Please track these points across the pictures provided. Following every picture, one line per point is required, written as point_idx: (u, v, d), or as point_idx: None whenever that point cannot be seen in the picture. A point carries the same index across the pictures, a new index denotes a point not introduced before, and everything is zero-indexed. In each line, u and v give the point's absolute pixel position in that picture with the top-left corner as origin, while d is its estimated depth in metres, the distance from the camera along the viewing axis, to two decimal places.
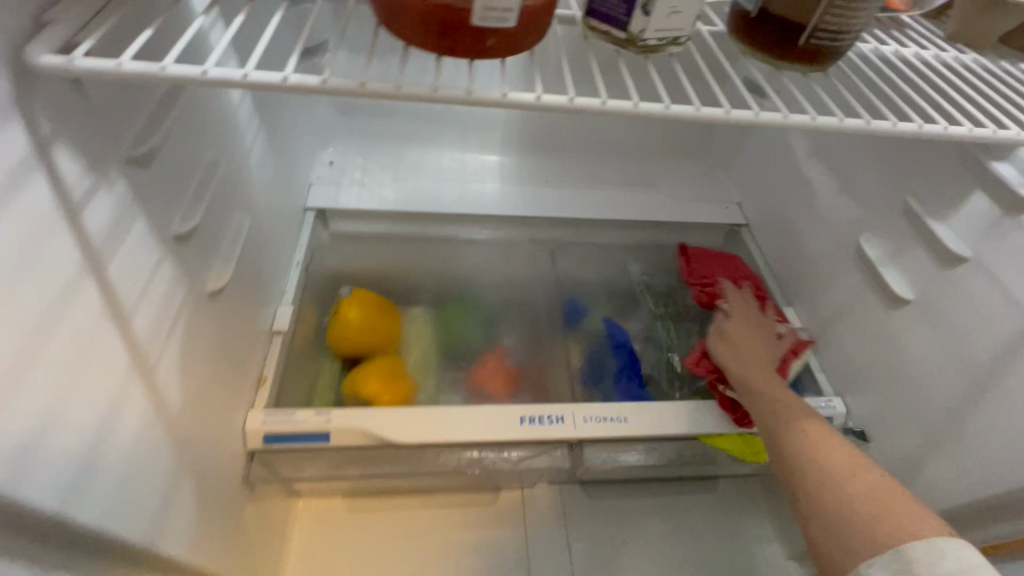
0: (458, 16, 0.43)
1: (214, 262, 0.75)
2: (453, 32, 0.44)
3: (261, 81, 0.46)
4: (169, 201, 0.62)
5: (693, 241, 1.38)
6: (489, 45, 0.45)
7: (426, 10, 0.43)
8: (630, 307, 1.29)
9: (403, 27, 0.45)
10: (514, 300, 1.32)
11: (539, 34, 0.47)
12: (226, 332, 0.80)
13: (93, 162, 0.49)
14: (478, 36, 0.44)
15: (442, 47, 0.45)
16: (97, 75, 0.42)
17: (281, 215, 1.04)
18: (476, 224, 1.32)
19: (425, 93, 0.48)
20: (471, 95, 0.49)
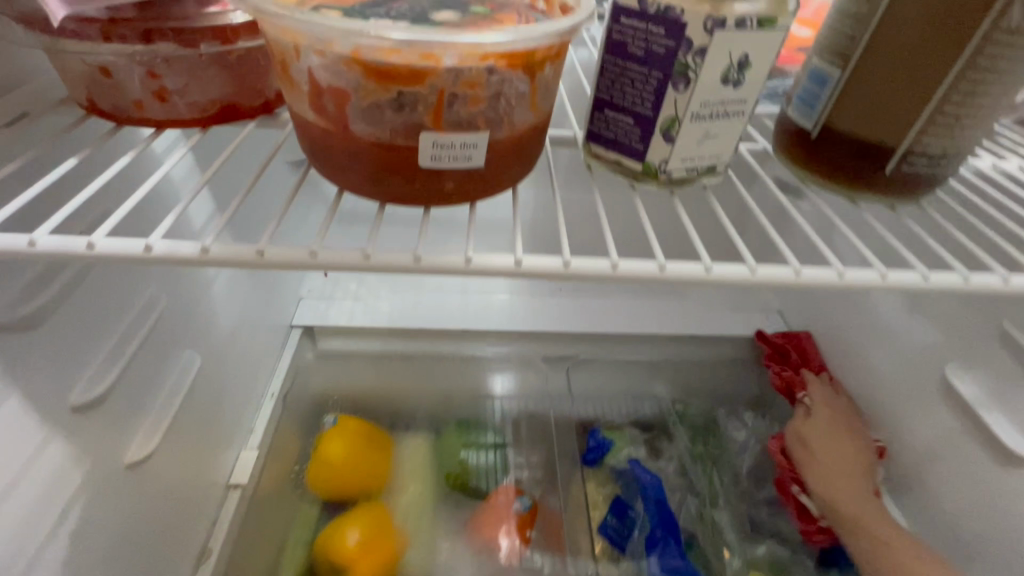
0: (404, 156, 0.38)
1: (140, 424, 0.61)
2: (403, 176, 0.39)
3: (106, 251, 0.39)
4: (74, 363, 0.49)
5: (733, 355, 1.17)
6: (449, 187, 0.40)
7: (366, 152, 0.38)
8: (665, 440, 1.09)
9: (345, 174, 0.40)
10: (526, 425, 1.13)
11: (514, 173, 0.42)
12: (151, 508, 0.64)
13: None
14: (435, 178, 0.39)
15: (394, 195, 0.40)
16: None
17: (255, 342, 0.92)
18: (483, 339, 1.16)
19: (358, 262, 0.42)
20: (420, 262, 0.43)
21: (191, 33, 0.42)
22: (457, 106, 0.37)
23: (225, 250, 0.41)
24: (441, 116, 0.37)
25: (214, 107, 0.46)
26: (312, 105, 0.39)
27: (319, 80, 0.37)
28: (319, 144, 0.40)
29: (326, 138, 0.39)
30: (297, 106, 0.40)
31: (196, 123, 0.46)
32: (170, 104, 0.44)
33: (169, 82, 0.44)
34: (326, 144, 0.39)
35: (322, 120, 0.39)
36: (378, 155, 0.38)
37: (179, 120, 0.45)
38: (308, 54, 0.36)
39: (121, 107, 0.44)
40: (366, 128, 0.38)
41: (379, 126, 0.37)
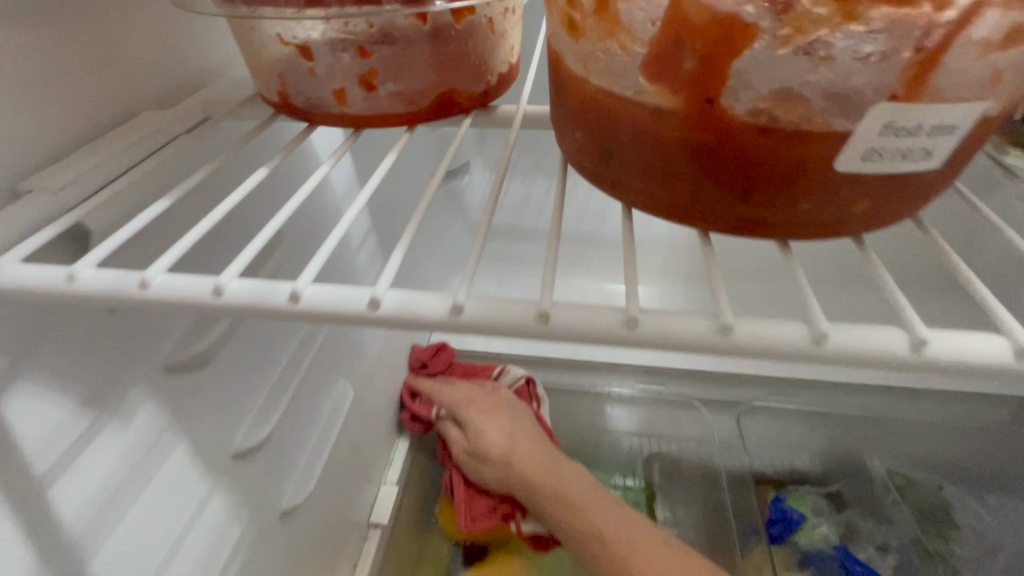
0: (799, 152, 0.23)
1: (296, 467, 0.53)
2: (780, 188, 0.24)
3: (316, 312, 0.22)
4: (239, 404, 0.43)
5: (970, 419, 0.88)
6: (849, 209, 0.24)
7: (718, 145, 0.24)
8: (875, 522, 0.85)
9: (671, 183, 0.26)
10: (661, 464, 0.97)
11: (935, 189, 0.25)
12: (301, 557, 0.57)
13: (97, 385, 0.30)
14: (830, 189, 0.24)
15: (748, 217, 0.25)
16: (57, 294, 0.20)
17: (394, 369, 0.83)
18: (626, 376, 1.01)
19: (704, 336, 0.23)
20: (826, 345, 0.23)
21: None
22: (966, 52, 0.21)
23: (487, 310, 0.23)
24: (928, 77, 0.21)
25: (429, 99, 0.29)
26: (652, 72, 0.24)
27: (693, 17, 0.22)
28: (637, 137, 0.25)
29: (663, 125, 0.24)
30: (614, 81, 0.25)
31: (404, 122, 0.29)
32: (376, 94, 0.28)
33: (382, 59, 0.28)
34: (654, 137, 0.25)
35: (660, 93, 0.24)
36: (756, 147, 0.23)
37: (384, 117, 0.29)
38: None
39: (303, 95, 0.28)
40: (750, 103, 0.22)
41: (767, 98, 0.22)
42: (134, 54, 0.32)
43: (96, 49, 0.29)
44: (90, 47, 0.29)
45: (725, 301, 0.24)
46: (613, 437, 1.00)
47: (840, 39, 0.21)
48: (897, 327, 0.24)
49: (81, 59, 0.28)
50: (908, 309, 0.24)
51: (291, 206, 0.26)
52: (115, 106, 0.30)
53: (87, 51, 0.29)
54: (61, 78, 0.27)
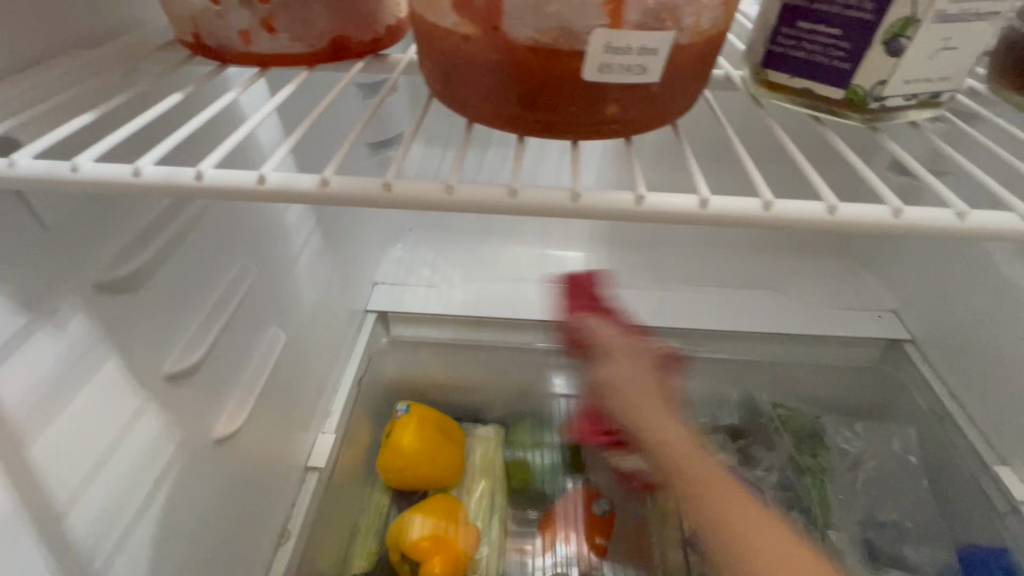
0: (565, 65, 0.26)
1: (228, 398, 0.58)
2: (564, 99, 0.26)
3: (219, 187, 0.24)
4: (168, 332, 0.47)
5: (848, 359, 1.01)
6: (608, 113, 0.27)
7: (514, 66, 0.26)
8: (764, 448, 0.97)
9: (482, 97, 0.28)
10: None
11: (684, 96, 0.29)
12: (237, 487, 0.62)
13: (29, 291, 0.35)
14: (594, 97, 0.26)
15: (539, 121, 0.27)
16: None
17: (330, 325, 0.88)
18: (556, 331, 1.07)
19: (498, 198, 0.27)
20: (580, 201, 0.28)
21: None
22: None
23: (349, 183, 0.26)
24: (621, 13, 0.25)
25: (325, 42, 0.34)
26: (458, 6, 0.27)
27: None
28: (455, 58, 0.28)
29: (471, 48, 0.27)
30: (434, 10, 0.28)
31: (304, 62, 0.35)
32: (277, 36, 0.33)
33: (281, 6, 0.33)
34: (465, 59, 0.27)
35: (468, 26, 0.27)
36: (535, 62, 0.26)
37: (286, 56, 0.34)
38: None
39: (212, 37, 0.33)
40: (524, 30, 0.25)
41: (540, 26, 0.25)
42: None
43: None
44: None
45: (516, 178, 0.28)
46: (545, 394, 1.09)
47: None
48: (624, 193, 0.29)
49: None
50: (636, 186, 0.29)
51: (196, 121, 0.30)
52: (33, 44, 0.34)
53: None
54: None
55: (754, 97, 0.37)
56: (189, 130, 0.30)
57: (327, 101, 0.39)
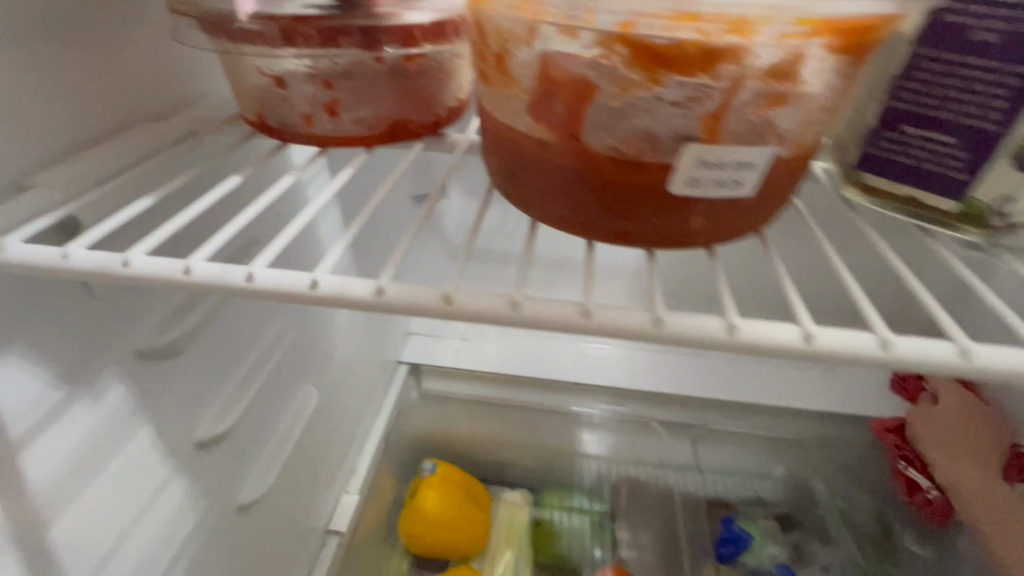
0: (646, 176, 0.25)
1: (256, 462, 0.56)
2: (644, 207, 0.25)
3: (268, 290, 0.23)
4: (202, 397, 0.46)
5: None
6: (691, 225, 0.26)
7: (590, 171, 0.25)
8: (819, 544, 0.90)
9: (552, 200, 0.27)
10: (626, 491, 0.98)
11: (772, 204, 0.27)
12: (253, 558, 0.58)
13: (70, 363, 0.34)
14: (679, 208, 0.25)
15: (616, 228, 0.26)
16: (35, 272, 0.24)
17: (362, 379, 0.87)
18: (591, 396, 1.03)
19: (570, 318, 0.24)
20: (662, 326, 0.26)
21: (377, 33, 0.31)
22: (751, 106, 0.24)
23: (402, 290, 0.24)
24: (719, 125, 0.23)
25: (384, 125, 0.33)
26: (534, 110, 0.26)
27: (556, 75, 0.25)
28: (527, 157, 0.27)
29: (548, 153, 0.26)
30: (507, 111, 0.27)
31: (363, 143, 0.33)
32: (340, 119, 0.33)
33: (345, 91, 0.32)
34: (540, 162, 0.26)
35: (540, 128, 0.26)
36: (618, 172, 0.25)
37: (345, 138, 0.33)
38: (547, 37, 0.24)
39: (276, 118, 0.33)
40: (603, 138, 0.25)
41: (622, 134, 0.24)
42: (125, 73, 0.35)
43: (86, 65, 0.33)
44: (82, 64, 0.32)
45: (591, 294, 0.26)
46: (578, 458, 1.02)
47: (671, 87, 0.23)
48: (715, 318, 0.26)
49: (74, 74, 0.32)
50: (731, 310, 0.27)
51: (254, 206, 0.29)
52: (103, 119, 0.34)
53: (82, 69, 0.32)
54: (54, 90, 0.31)
55: (843, 197, 0.38)
56: (246, 217, 0.29)
57: (382, 192, 0.36)
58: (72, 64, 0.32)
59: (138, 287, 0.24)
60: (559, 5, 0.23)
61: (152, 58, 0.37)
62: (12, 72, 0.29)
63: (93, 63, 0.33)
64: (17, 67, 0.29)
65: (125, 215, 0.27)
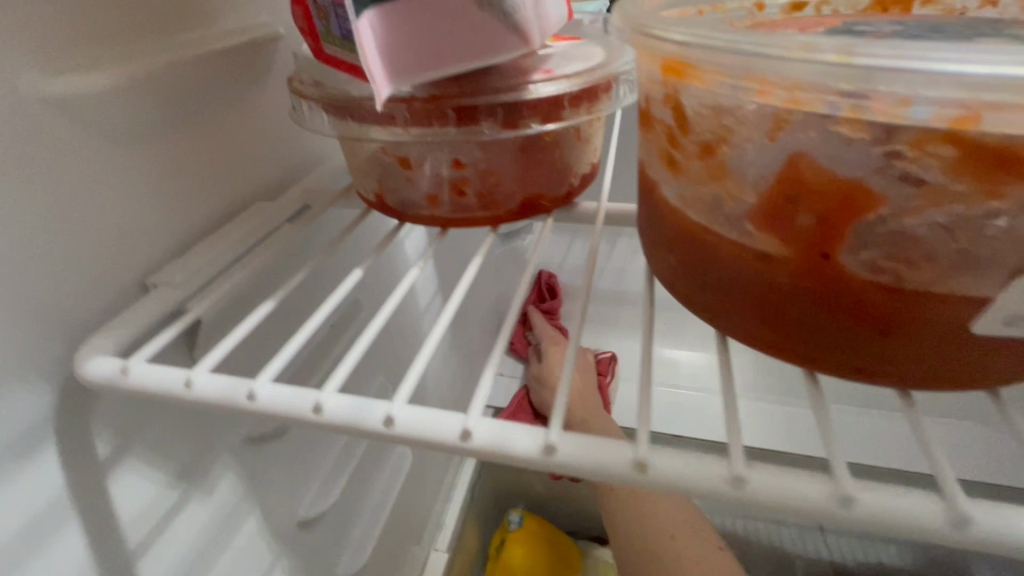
0: (923, 308, 0.19)
1: (355, 530, 0.53)
2: (909, 346, 0.20)
3: (412, 434, 0.19)
4: (306, 472, 0.44)
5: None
6: (981, 363, 0.20)
7: (835, 296, 0.20)
8: None
9: (769, 319, 0.22)
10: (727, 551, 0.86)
11: None
12: None
13: (186, 461, 0.32)
14: (963, 349, 0.20)
15: (858, 364, 0.21)
16: (153, 398, 0.22)
17: None
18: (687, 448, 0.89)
19: (821, 508, 0.18)
20: (968, 527, 0.17)
21: (519, 106, 0.27)
22: None
23: (581, 447, 0.19)
24: None
25: (515, 202, 0.30)
26: (765, 213, 0.21)
27: (809, 177, 0.19)
28: (737, 267, 0.22)
29: (773, 269, 0.21)
30: (715, 215, 0.23)
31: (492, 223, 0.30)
32: (467, 199, 0.29)
33: (476, 169, 0.29)
34: (762, 280, 0.22)
35: (768, 237, 0.21)
36: (879, 300, 0.20)
37: (470, 220, 0.30)
38: (809, 128, 0.19)
39: (403, 201, 0.30)
40: (866, 260, 0.19)
41: (896, 253, 0.19)
42: (242, 152, 0.34)
43: (202, 150, 0.31)
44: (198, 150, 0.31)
45: (839, 451, 0.19)
46: None
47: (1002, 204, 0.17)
48: (928, 492, 0.18)
49: (194, 161, 0.31)
50: (950, 470, 0.18)
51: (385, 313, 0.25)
52: (222, 203, 0.33)
53: (201, 153, 0.31)
54: (175, 179, 0.30)
55: None
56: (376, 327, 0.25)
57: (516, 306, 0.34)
58: (190, 151, 0.31)
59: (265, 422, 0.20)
60: (844, 91, 0.17)
61: (265, 133, 0.36)
62: (137, 167, 0.28)
63: (209, 147, 0.32)
64: (139, 162, 0.28)
65: (247, 322, 0.24)
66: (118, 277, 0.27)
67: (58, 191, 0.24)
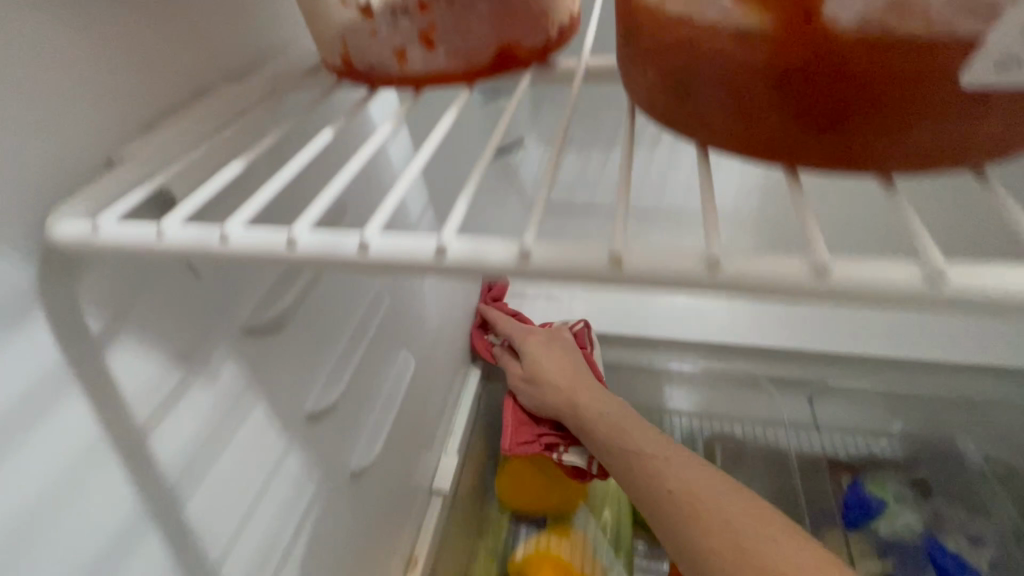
0: (897, 61, 0.19)
1: (364, 428, 0.56)
2: (884, 108, 0.20)
3: (389, 259, 0.19)
4: (308, 370, 0.45)
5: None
6: (953, 131, 0.20)
7: (812, 58, 0.20)
8: (965, 513, 0.80)
9: (744, 112, 0.22)
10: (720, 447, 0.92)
11: None
12: (368, 519, 0.59)
13: (184, 347, 0.32)
14: (935, 112, 0.20)
15: (843, 148, 0.21)
16: (127, 251, 0.21)
17: (452, 341, 0.85)
18: (682, 351, 0.94)
19: (798, 280, 0.18)
20: (942, 282, 0.17)
21: None
22: None
23: (558, 254, 0.19)
24: None
25: (488, 55, 0.28)
26: None
27: None
28: (713, 59, 0.21)
29: (751, 51, 0.20)
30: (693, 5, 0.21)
31: (465, 78, 0.28)
32: (436, 52, 0.28)
33: (442, 14, 0.27)
34: (734, 62, 0.21)
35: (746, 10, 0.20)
36: (866, 66, 0.19)
37: (441, 76, 0.28)
38: None
39: (367, 58, 0.28)
40: (854, 12, 0.18)
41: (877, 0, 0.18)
42: (199, 28, 0.32)
43: (153, 21, 0.29)
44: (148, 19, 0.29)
45: (818, 233, 0.18)
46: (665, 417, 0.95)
47: None
48: (909, 262, 0.18)
49: (146, 33, 0.29)
50: (931, 241, 0.18)
51: (360, 156, 0.25)
52: (185, 83, 0.31)
53: (153, 25, 0.29)
54: (128, 52, 0.28)
55: None
56: (349, 171, 0.24)
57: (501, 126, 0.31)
58: (139, 21, 0.29)
59: (242, 264, 0.20)
60: None
61: (220, 7, 0.34)
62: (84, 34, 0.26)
63: (160, 18, 0.30)
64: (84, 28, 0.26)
65: (216, 180, 0.24)
66: (82, 150, 0.26)
67: (2, 50, 0.23)
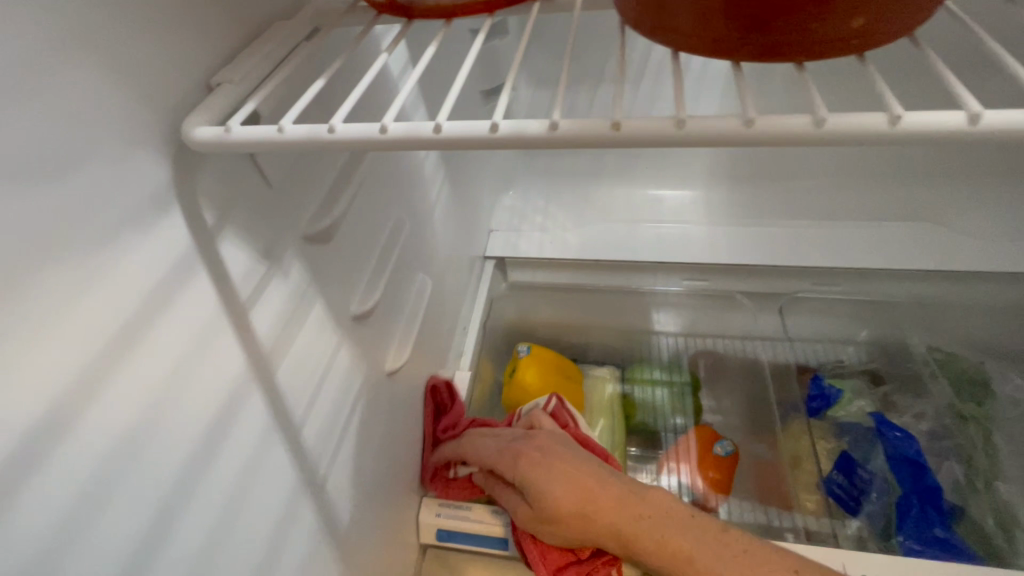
0: None
1: (394, 335, 0.65)
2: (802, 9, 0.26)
3: (456, 136, 0.27)
4: (351, 277, 0.53)
5: (998, 298, 0.91)
6: (852, 25, 0.27)
7: None
8: (912, 396, 0.90)
9: (702, 18, 0.28)
10: (705, 360, 1.03)
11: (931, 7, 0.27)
12: (402, 416, 0.69)
13: (266, 243, 0.40)
14: (839, 14, 0.26)
15: (766, 43, 0.28)
16: (251, 145, 0.29)
17: (459, 270, 0.94)
18: (670, 274, 1.05)
19: (733, 129, 0.26)
20: (824, 125, 0.25)
21: None
22: None
23: (575, 125, 0.26)
24: None
25: None
26: None
27: None
28: None
29: None
30: None
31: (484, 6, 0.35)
32: None
33: None
34: None
35: None
36: None
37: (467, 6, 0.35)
38: None
39: None
40: None
41: None
42: None
43: None
44: None
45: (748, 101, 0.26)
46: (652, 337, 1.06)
47: None
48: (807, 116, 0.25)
49: None
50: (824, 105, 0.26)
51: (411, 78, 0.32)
52: (250, 21, 0.38)
53: None
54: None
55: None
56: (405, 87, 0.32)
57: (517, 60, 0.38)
58: None
59: (346, 148, 0.28)
60: None
61: None
62: None
63: None
64: None
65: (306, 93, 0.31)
66: (187, 77, 0.33)
67: None
